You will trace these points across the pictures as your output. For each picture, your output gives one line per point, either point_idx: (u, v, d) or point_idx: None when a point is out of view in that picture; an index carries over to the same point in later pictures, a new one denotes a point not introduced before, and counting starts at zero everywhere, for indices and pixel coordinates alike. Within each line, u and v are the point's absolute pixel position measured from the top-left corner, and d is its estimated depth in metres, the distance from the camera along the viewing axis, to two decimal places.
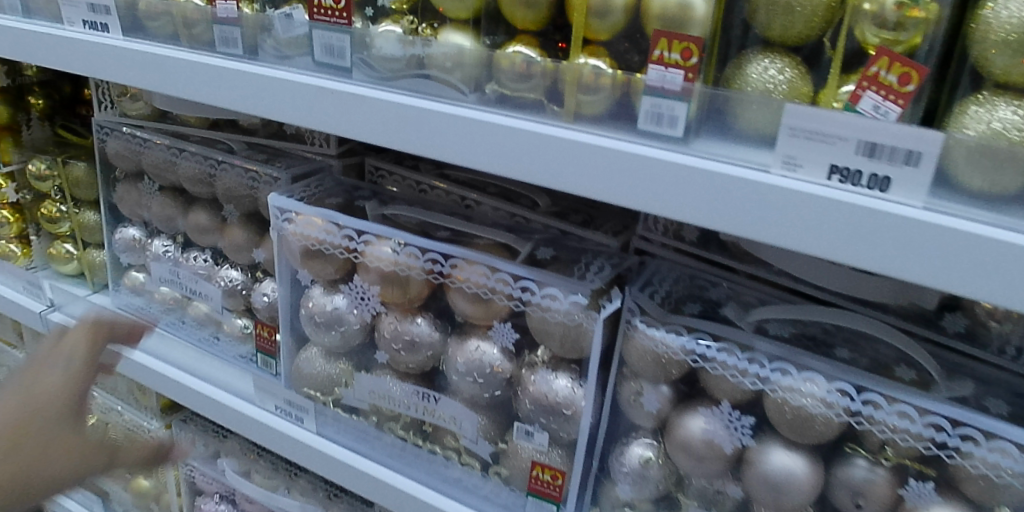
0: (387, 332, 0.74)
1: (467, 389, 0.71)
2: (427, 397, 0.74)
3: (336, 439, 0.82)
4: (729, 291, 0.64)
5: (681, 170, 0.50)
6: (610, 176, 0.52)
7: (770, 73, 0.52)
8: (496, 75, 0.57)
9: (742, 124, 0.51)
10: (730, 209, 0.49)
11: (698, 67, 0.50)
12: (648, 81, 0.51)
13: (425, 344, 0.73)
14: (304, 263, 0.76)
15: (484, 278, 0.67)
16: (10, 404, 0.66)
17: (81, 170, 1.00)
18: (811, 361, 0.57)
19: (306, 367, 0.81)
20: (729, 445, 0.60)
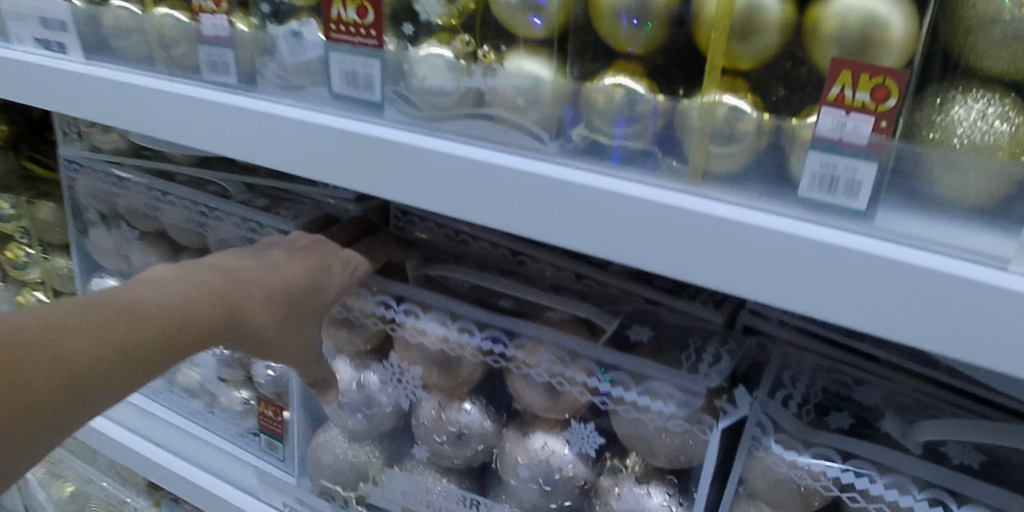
0: (425, 422, 0.58)
1: (530, 498, 0.56)
2: (477, 503, 0.59)
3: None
4: (883, 393, 0.47)
5: (876, 263, 0.33)
6: (762, 264, 0.36)
7: (988, 118, 0.36)
8: (587, 116, 0.41)
9: (945, 191, 0.36)
10: (949, 321, 0.32)
11: (895, 112, 0.35)
12: (818, 131, 0.36)
13: (477, 437, 0.57)
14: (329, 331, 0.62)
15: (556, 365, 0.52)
16: (249, 315, 0.52)
17: (51, 210, 0.85)
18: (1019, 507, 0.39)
19: (321, 456, 0.65)
20: None
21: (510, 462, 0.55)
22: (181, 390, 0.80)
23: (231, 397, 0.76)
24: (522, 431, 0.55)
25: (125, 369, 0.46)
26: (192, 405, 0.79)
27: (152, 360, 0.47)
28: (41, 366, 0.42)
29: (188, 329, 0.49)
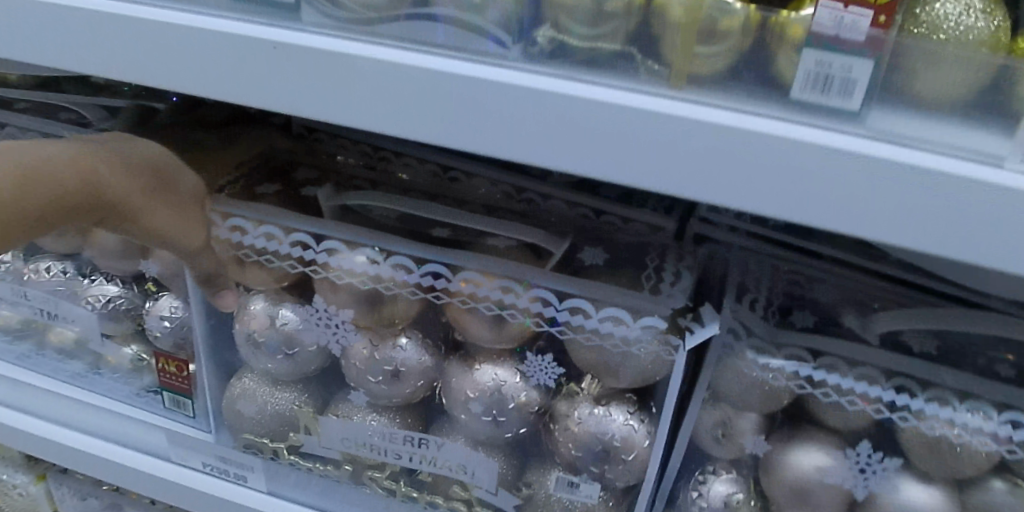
0: (356, 361, 0.53)
1: (481, 428, 0.52)
2: (422, 442, 0.54)
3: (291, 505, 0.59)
4: (838, 292, 0.48)
5: (887, 169, 0.31)
6: (761, 177, 0.33)
7: (965, 13, 0.35)
8: (552, 13, 0.36)
9: (928, 89, 0.34)
10: (960, 225, 0.31)
11: (894, 7, 0.33)
12: (815, 25, 0.33)
13: (416, 369, 0.52)
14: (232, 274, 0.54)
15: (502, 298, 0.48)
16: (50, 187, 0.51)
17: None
18: (976, 387, 0.41)
19: (240, 403, 0.58)
20: (854, 487, 0.45)
21: (457, 394, 0.51)
22: (56, 353, 0.67)
23: (119, 354, 0.65)
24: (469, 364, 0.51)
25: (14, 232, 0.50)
26: (72, 368, 0.66)
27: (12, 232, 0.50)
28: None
29: (38, 194, 0.50)
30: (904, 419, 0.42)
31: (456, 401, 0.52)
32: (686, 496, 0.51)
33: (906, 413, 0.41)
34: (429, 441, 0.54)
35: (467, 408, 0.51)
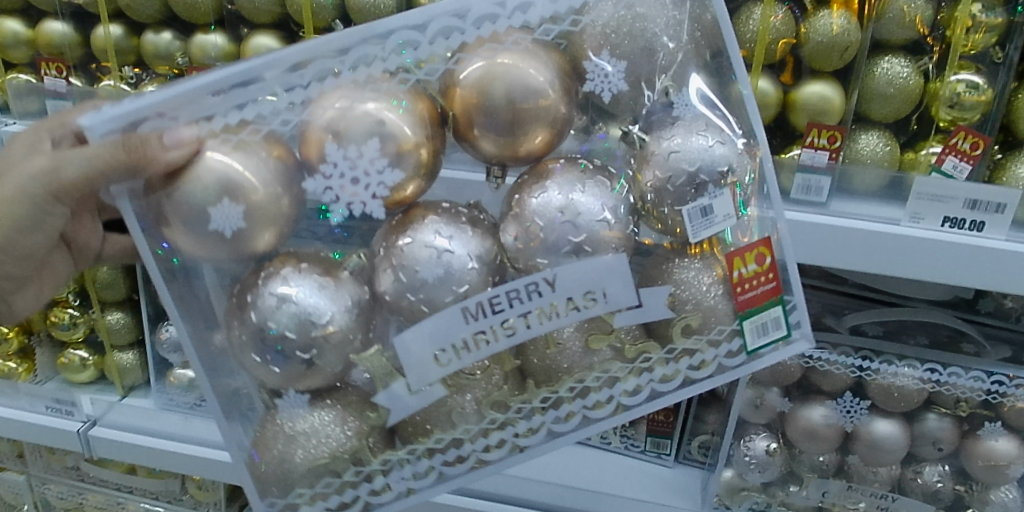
0: (411, 266, 0.42)
1: (586, 207, 0.42)
2: (534, 286, 0.43)
3: (446, 452, 0.48)
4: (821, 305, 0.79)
5: (840, 231, 0.63)
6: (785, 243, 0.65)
7: (877, 146, 0.66)
8: None
9: (856, 185, 0.66)
10: (877, 255, 0.63)
11: (840, 149, 0.65)
12: (801, 161, 0.65)
13: (472, 257, 0.42)
14: (199, 249, 0.43)
15: (527, 48, 0.42)
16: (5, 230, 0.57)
17: (112, 270, 0.83)
18: (905, 349, 0.72)
19: (308, 449, 0.46)
20: (846, 423, 0.74)
21: (528, 202, 0.43)
22: None
23: None
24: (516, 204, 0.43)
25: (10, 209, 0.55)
26: (187, 399, 0.87)
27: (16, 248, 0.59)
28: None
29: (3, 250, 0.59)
30: (871, 375, 0.72)
31: (508, 218, 0.44)
32: (737, 452, 0.79)
33: (870, 371, 0.72)
34: (534, 290, 0.43)
35: (539, 190, 0.43)
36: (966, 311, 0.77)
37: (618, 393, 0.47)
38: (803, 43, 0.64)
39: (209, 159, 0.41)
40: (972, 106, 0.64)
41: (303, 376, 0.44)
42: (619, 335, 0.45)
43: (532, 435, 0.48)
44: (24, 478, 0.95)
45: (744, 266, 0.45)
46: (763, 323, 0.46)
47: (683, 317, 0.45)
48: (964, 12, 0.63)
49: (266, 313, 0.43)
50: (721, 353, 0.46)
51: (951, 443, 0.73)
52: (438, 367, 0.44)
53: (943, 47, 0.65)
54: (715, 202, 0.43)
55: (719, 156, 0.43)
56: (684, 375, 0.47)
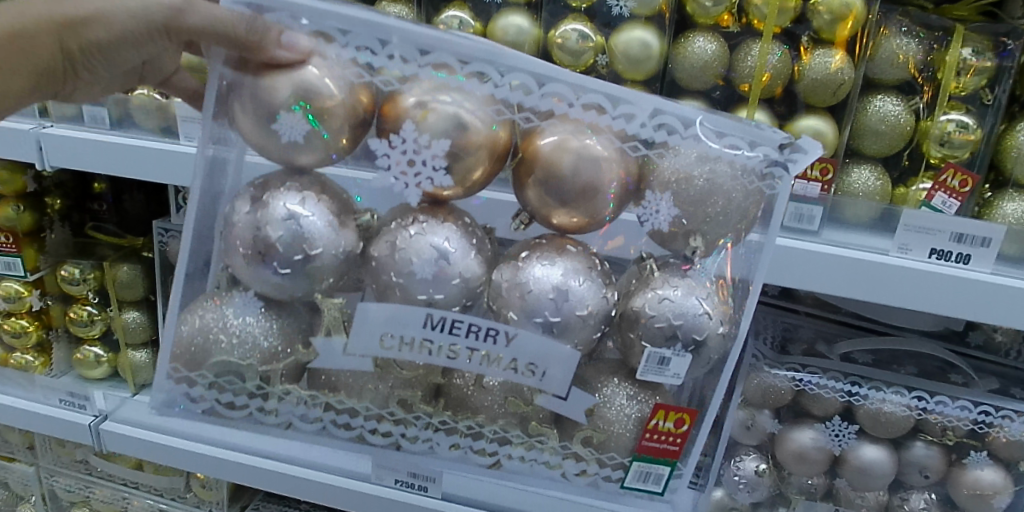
0: (410, 253, 0.47)
1: (575, 300, 0.48)
2: (492, 334, 0.49)
3: (341, 415, 0.56)
4: (814, 331, 0.83)
5: (830, 258, 0.65)
6: (778, 270, 0.67)
7: (869, 180, 0.69)
8: (679, 64, 0.68)
9: (849, 217, 0.68)
10: (867, 283, 0.65)
11: (831, 181, 0.69)
12: (795, 191, 0.68)
13: (461, 274, 0.48)
14: (256, 141, 0.49)
15: (610, 145, 0.48)
16: (81, 16, 0.55)
17: (131, 270, 0.88)
18: (893, 378, 0.75)
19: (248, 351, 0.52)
20: (833, 447, 0.76)
21: (530, 265, 0.49)
22: None
23: None
24: (515, 264, 0.49)
25: (105, 16, 0.55)
26: None
27: (71, 55, 0.57)
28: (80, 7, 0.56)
29: (46, 39, 0.56)
30: (860, 400, 0.74)
31: (507, 263, 0.50)
32: (728, 471, 0.81)
33: (860, 397, 0.74)
34: (491, 332, 0.49)
35: (549, 260, 0.49)
36: (957, 344, 0.80)
37: (502, 454, 0.56)
38: (799, 79, 0.67)
39: (307, 70, 0.47)
40: (962, 144, 0.67)
41: (270, 285, 0.50)
42: (534, 409, 0.53)
43: (414, 443, 0.57)
44: (33, 470, 0.98)
45: (662, 422, 0.53)
46: (647, 472, 0.56)
47: (588, 428, 0.54)
48: (954, 56, 0.67)
49: (270, 220, 0.48)
50: (601, 472, 0.55)
51: (938, 471, 0.75)
52: (381, 345, 0.51)
53: (933, 87, 0.68)
54: (675, 358, 0.50)
55: (701, 323, 0.49)
56: (563, 471, 0.56)
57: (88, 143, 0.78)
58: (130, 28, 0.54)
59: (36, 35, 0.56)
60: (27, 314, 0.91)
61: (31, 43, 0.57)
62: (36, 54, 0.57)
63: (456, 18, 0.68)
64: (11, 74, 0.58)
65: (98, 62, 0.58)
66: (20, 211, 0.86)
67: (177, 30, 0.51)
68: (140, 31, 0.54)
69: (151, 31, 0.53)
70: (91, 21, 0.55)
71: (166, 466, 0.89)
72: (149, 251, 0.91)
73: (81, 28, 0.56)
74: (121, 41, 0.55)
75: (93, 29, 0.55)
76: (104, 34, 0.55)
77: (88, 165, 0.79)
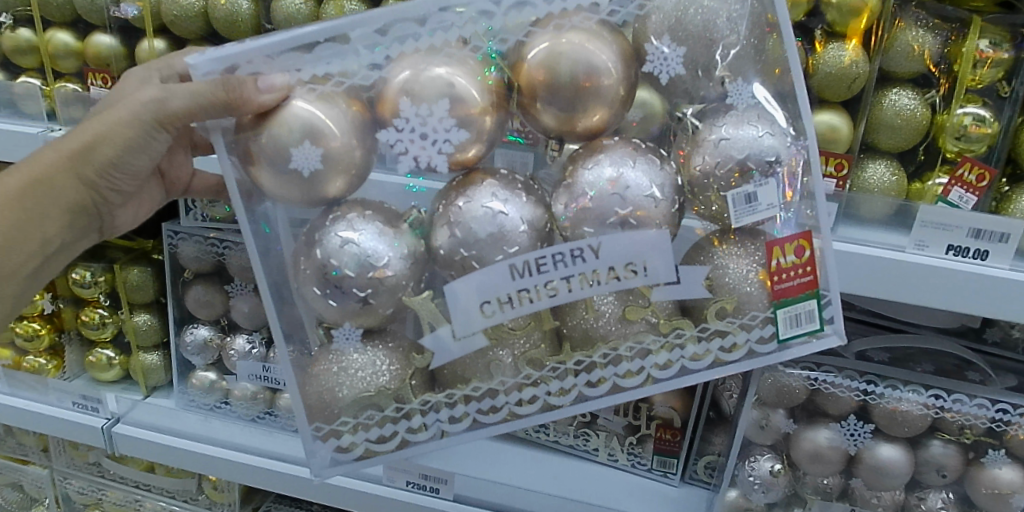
0: (468, 223, 0.47)
1: (635, 183, 0.47)
2: (578, 255, 0.48)
3: (481, 401, 0.54)
4: None
5: (845, 256, 0.64)
6: None
7: (884, 175, 0.68)
8: None
9: (864, 214, 0.67)
10: (882, 279, 0.64)
11: (847, 177, 0.68)
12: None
13: (524, 220, 0.48)
14: (281, 188, 0.49)
15: (591, 30, 0.48)
16: (86, 147, 0.59)
17: (142, 273, 0.88)
18: (910, 376, 0.73)
19: (356, 379, 0.52)
20: (849, 446, 0.75)
21: (580, 175, 0.48)
22: (240, 402, 0.89)
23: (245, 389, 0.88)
24: (575, 167, 0.49)
25: (102, 134, 0.58)
26: (207, 400, 0.90)
27: (96, 180, 0.61)
28: (81, 138, 0.59)
29: (66, 177, 0.61)
30: (876, 399, 0.73)
31: (560, 188, 0.49)
32: (743, 471, 0.80)
33: (875, 395, 0.73)
34: (575, 252, 0.48)
35: (593, 163, 0.48)
36: (973, 340, 0.80)
37: (649, 366, 0.53)
38: (813, 74, 0.66)
39: (296, 104, 0.48)
40: (979, 138, 0.65)
41: (357, 313, 0.51)
42: (654, 309, 0.51)
43: (563, 395, 0.54)
44: (47, 472, 0.99)
45: (783, 256, 0.50)
46: (796, 314, 0.51)
47: (718, 299, 0.51)
48: (970, 47, 0.65)
49: (331, 251, 0.49)
50: (751, 338, 0.52)
51: (955, 470, 0.74)
52: (482, 316, 0.49)
53: (950, 80, 0.67)
54: (759, 190, 0.49)
55: (768, 146, 0.48)
56: (714, 356, 0.53)
57: None
58: (128, 135, 0.57)
59: (52, 176, 0.60)
60: (39, 317, 0.92)
61: (55, 186, 0.61)
62: (62, 192, 0.61)
63: None
64: (46, 218, 0.62)
65: (116, 178, 0.62)
66: None
67: (166, 121, 0.54)
68: (137, 133, 0.57)
69: (146, 129, 0.57)
70: (96, 146, 0.59)
71: (177, 468, 0.90)
72: (159, 253, 0.91)
73: (92, 153, 0.59)
74: (126, 152, 0.59)
75: (99, 150, 0.59)
76: (114, 152, 0.59)
77: None
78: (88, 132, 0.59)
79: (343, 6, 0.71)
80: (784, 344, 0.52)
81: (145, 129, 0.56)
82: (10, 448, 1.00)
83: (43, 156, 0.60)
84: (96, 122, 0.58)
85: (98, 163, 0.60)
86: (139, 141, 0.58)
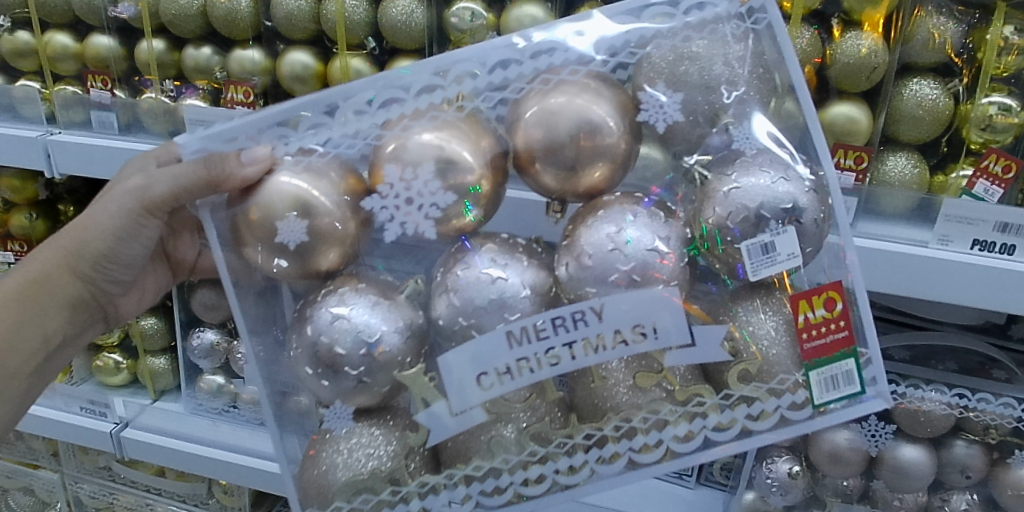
0: (468, 290, 0.44)
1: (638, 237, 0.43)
2: (579, 318, 0.43)
3: (484, 481, 0.46)
4: None
5: (865, 253, 0.62)
6: None
7: (905, 168, 0.65)
8: None
9: (886, 208, 0.65)
10: (905, 274, 0.62)
11: (866, 170, 0.65)
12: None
13: (526, 287, 0.44)
14: (270, 263, 0.46)
15: (585, 85, 0.45)
16: (76, 242, 0.58)
17: None
18: (933, 375, 0.71)
19: (348, 462, 0.46)
20: (869, 448, 0.73)
21: (581, 237, 0.44)
22: (247, 406, 0.88)
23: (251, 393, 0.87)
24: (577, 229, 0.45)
25: (91, 227, 0.58)
26: (214, 404, 0.90)
27: (89, 274, 0.60)
28: (72, 233, 0.59)
29: (60, 278, 0.60)
30: (897, 399, 0.71)
31: (563, 252, 0.45)
32: (759, 473, 0.78)
33: (897, 395, 0.71)
34: (582, 308, 0.43)
35: (594, 220, 0.44)
36: (998, 337, 0.76)
37: (666, 438, 0.45)
38: (830, 65, 0.64)
39: (278, 180, 0.45)
40: (1005, 128, 0.62)
41: (352, 392, 0.45)
42: (667, 376, 0.45)
43: (572, 476, 0.46)
44: (57, 476, 0.99)
45: (811, 311, 0.44)
46: (832, 376, 0.44)
47: (740, 362, 0.45)
48: (994, 34, 0.62)
49: (321, 328, 0.45)
50: (782, 403, 0.45)
51: (980, 471, 0.71)
52: (480, 389, 0.44)
53: (973, 69, 0.65)
54: (777, 238, 0.43)
55: (783, 193, 0.43)
56: (740, 425, 0.45)
57: (93, 145, 0.77)
58: (116, 222, 0.56)
59: (50, 274, 0.59)
60: None
61: (50, 284, 0.60)
62: (59, 290, 0.60)
63: (469, 10, 0.66)
64: (45, 315, 0.60)
65: (113, 270, 0.61)
66: (33, 219, 0.90)
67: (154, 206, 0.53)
68: (125, 219, 0.56)
69: (130, 214, 0.56)
70: (87, 241, 0.58)
71: (187, 473, 0.89)
72: None
73: (84, 251, 0.58)
74: (118, 240, 0.58)
75: (90, 246, 0.58)
76: (104, 246, 0.58)
77: (90, 169, 0.78)
78: (79, 230, 0.59)
79: (344, 2, 0.70)
80: (821, 409, 0.44)
81: (130, 214, 0.56)
82: (21, 452, 1.01)
83: (36, 258, 0.60)
84: (85, 215, 0.59)
85: (92, 257, 0.59)
86: (129, 228, 0.57)
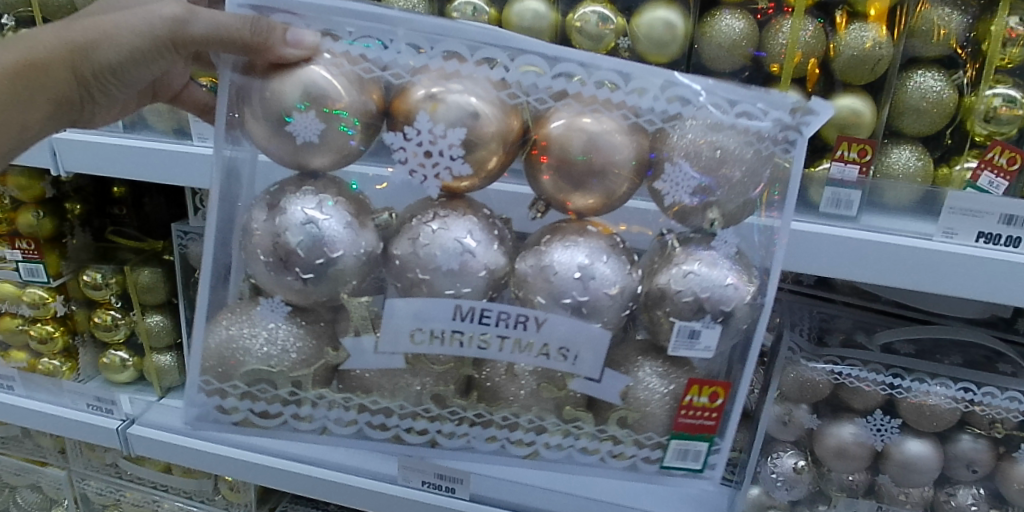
0: (434, 248, 0.47)
1: (602, 277, 0.48)
2: (522, 322, 0.49)
3: (374, 414, 0.56)
4: (852, 321, 0.80)
5: (870, 246, 0.61)
6: (818, 256, 0.63)
7: (909, 161, 0.65)
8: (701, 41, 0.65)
9: (889, 202, 0.64)
10: (913, 267, 0.61)
11: (869, 163, 0.65)
12: (831, 175, 0.65)
13: (486, 266, 0.48)
14: (267, 140, 0.48)
15: (619, 119, 0.48)
16: (86, 40, 0.56)
17: (152, 274, 0.88)
18: (938, 369, 0.71)
19: (265, 350, 0.52)
20: (876, 443, 0.72)
21: (553, 248, 0.48)
22: None
23: None
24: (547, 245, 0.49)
25: (106, 35, 0.55)
26: None
27: (86, 79, 0.58)
28: (81, 28, 0.56)
29: (54, 69, 0.57)
30: (903, 393, 0.71)
31: (530, 250, 0.49)
32: (764, 468, 0.78)
33: (902, 389, 0.71)
34: (535, 319, 0.49)
35: (572, 241, 0.49)
36: (1003, 331, 0.77)
37: (539, 444, 0.56)
38: (835, 58, 0.64)
39: (315, 70, 0.47)
40: (1009, 120, 0.62)
41: (291, 290, 0.50)
42: (567, 395, 0.53)
43: (450, 438, 0.57)
44: (64, 474, 1.00)
45: (696, 397, 0.54)
46: (685, 450, 0.56)
47: (625, 407, 0.54)
48: (999, 25, 0.62)
49: (288, 224, 0.48)
50: (639, 453, 0.56)
51: (986, 465, 0.71)
52: (410, 341, 0.51)
53: (978, 62, 0.64)
54: (704, 330, 0.50)
55: (728, 295, 0.49)
56: (601, 455, 0.56)
57: (99, 143, 0.78)
58: (135, 44, 0.55)
59: (50, 63, 0.57)
60: (52, 320, 0.92)
61: (45, 74, 0.57)
62: (52, 82, 0.57)
63: (470, 5, 0.67)
64: (30, 104, 0.58)
65: (112, 83, 0.59)
66: (41, 217, 0.88)
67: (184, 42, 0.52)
68: (150, 50, 0.55)
69: (159, 48, 0.55)
70: (98, 42, 0.55)
71: (195, 469, 0.90)
72: (169, 254, 0.92)
73: (90, 57, 0.56)
74: (134, 61, 0.56)
75: (101, 50, 0.56)
76: (116, 61, 0.56)
77: (96, 167, 0.79)
78: (88, 28, 0.56)
79: None
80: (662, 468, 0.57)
81: (156, 47, 0.55)
82: (28, 450, 1.02)
83: (39, 40, 0.56)
84: (103, 20, 0.56)
85: (94, 65, 0.56)
86: (148, 56, 0.56)
